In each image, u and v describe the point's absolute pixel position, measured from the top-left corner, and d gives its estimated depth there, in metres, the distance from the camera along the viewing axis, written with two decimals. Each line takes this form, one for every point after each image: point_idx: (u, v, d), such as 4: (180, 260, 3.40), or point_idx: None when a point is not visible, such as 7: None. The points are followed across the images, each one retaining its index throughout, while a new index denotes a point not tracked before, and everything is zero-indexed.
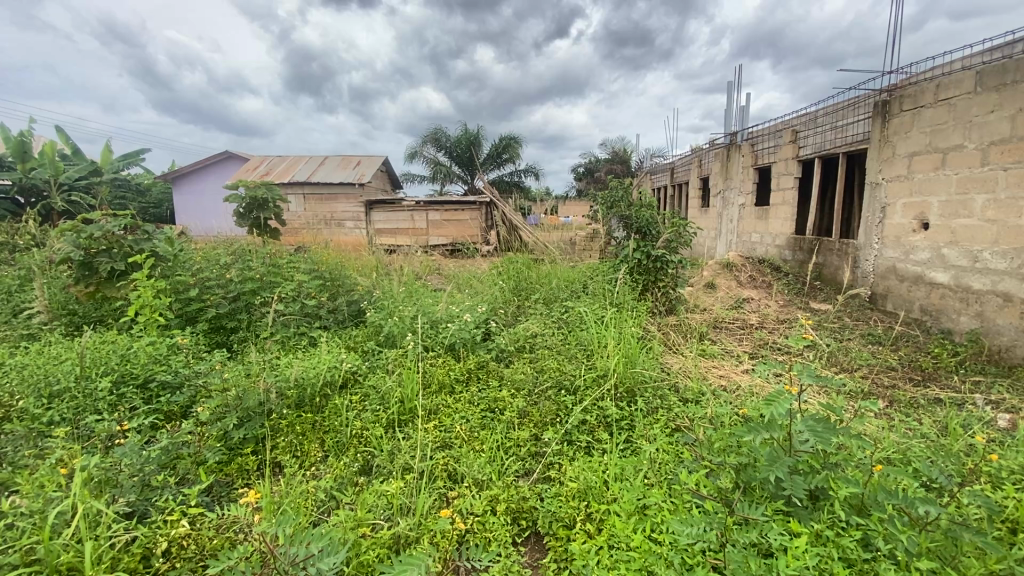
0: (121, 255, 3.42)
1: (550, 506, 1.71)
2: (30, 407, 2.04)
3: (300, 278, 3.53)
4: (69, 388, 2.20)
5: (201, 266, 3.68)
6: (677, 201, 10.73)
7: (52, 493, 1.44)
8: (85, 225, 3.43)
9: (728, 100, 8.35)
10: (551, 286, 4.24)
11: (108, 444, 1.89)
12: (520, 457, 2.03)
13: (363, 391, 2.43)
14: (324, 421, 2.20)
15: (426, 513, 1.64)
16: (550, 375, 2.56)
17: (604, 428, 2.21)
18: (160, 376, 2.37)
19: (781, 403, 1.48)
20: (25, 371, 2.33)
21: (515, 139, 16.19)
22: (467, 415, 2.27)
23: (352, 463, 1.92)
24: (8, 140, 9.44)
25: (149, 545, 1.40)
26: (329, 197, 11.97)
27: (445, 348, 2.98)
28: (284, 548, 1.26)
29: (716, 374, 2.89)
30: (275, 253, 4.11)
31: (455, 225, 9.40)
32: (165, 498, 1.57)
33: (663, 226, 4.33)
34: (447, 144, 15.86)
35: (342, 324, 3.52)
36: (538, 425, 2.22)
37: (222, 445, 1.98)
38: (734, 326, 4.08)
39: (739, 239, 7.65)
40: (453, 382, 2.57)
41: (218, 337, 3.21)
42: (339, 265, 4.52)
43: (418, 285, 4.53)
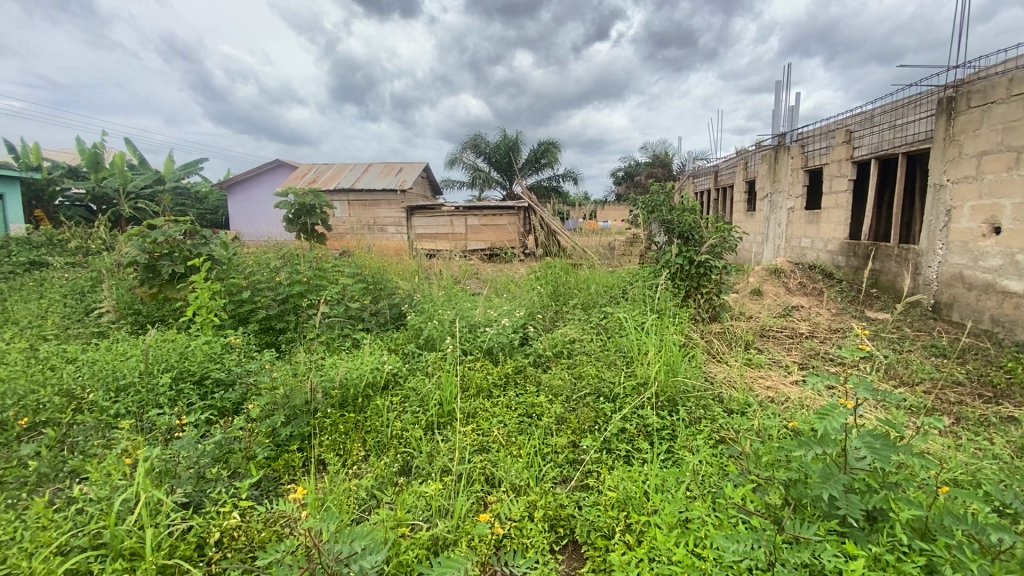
0: (181, 258, 3.66)
1: (589, 515, 1.68)
2: (99, 400, 2.18)
3: (344, 281, 3.62)
4: (134, 383, 2.34)
5: (252, 270, 3.84)
6: (722, 204, 10.40)
7: (118, 482, 1.54)
8: (150, 230, 3.69)
9: (777, 100, 8.06)
10: (590, 292, 4.20)
11: (167, 437, 2.01)
12: (557, 463, 2.01)
13: (403, 393, 2.46)
14: (365, 421, 2.23)
15: (464, 516, 1.65)
16: (588, 382, 2.53)
17: (645, 437, 2.15)
18: (215, 373, 2.48)
19: (835, 417, 1.38)
20: (96, 365, 2.50)
21: (554, 144, 16.14)
22: (505, 419, 2.26)
23: (391, 464, 1.94)
24: (83, 151, 10.23)
25: (202, 535, 1.45)
26: (372, 203, 12.34)
27: (483, 352, 2.99)
28: (328, 544, 1.28)
29: (763, 385, 2.76)
30: (321, 257, 4.25)
31: (493, 230, 9.45)
32: (218, 490, 1.65)
33: (707, 231, 4.20)
34: (486, 150, 16.01)
35: (383, 327, 3.58)
36: (576, 432, 2.19)
37: (271, 442, 2.04)
38: (783, 336, 3.90)
39: (787, 244, 7.34)
40: (491, 386, 2.57)
41: (268, 338, 3.33)
42: (381, 270, 4.63)
43: (457, 290, 4.55)
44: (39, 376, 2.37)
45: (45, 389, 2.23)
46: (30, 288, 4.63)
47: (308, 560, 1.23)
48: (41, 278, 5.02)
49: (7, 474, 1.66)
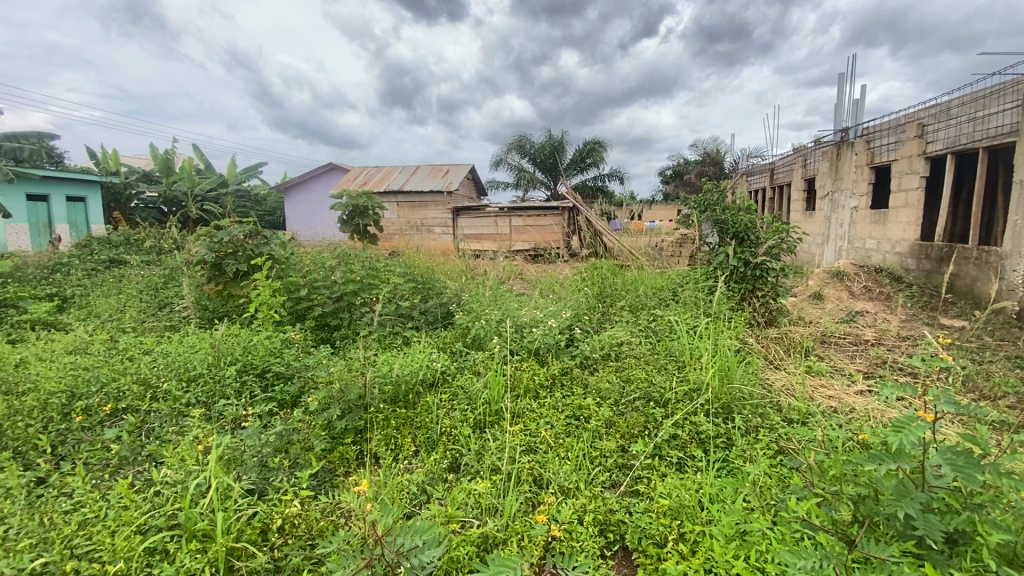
0: (245, 257, 3.89)
1: (640, 521, 1.64)
2: (173, 389, 2.34)
3: (395, 280, 3.72)
4: (202, 374, 2.49)
5: (309, 268, 3.99)
6: (778, 203, 9.94)
7: (191, 467, 1.64)
8: (217, 231, 3.92)
9: (839, 93, 7.64)
10: (638, 294, 4.12)
11: (233, 426, 2.14)
12: (606, 467, 1.97)
13: (451, 390, 2.49)
14: (415, 417, 2.27)
15: (514, 516, 1.65)
16: (638, 386, 2.48)
17: (698, 445, 2.09)
18: (276, 367, 2.61)
19: (913, 432, 1.29)
20: (170, 357, 2.67)
21: (600, 143, 15.92)
22: (552, 421, 2.25)
23: (441, 460, 1.97)
24: (155, 156, 10.91)
25: (265, 521, 1.51)
26: (419, 204, 12.63)
27: (530, 352, 2.98)
28: (392, 537, 1.31)
29: (825, 395, 2.62)
30: (373, 257, 4.37)
31: (538, 230, 9.42)
32: (279, 479, 1.72)
33: (764, 231, 4.03)
34: (531, 151, 16.02)
35: (431, 325, 3.64)
36: (625, 437, 2.15)
37: (326, 434, 2.10)
38: (846, 342, 3.68)
39: (850, 245, 6.93)
40: (538, 387, 2.57)
41: (323, 334, 3.47)
42: (429, 270, 4.71)
43: (504, 290, 4.57)
44: (120, 365, 2.57)
45: (126, 377, 2.43)
46: (111, 283, 5.04)
47: (366, 548, 1.27)
48: (121, 274, 5.44)
49: (94, 457, 1.83)
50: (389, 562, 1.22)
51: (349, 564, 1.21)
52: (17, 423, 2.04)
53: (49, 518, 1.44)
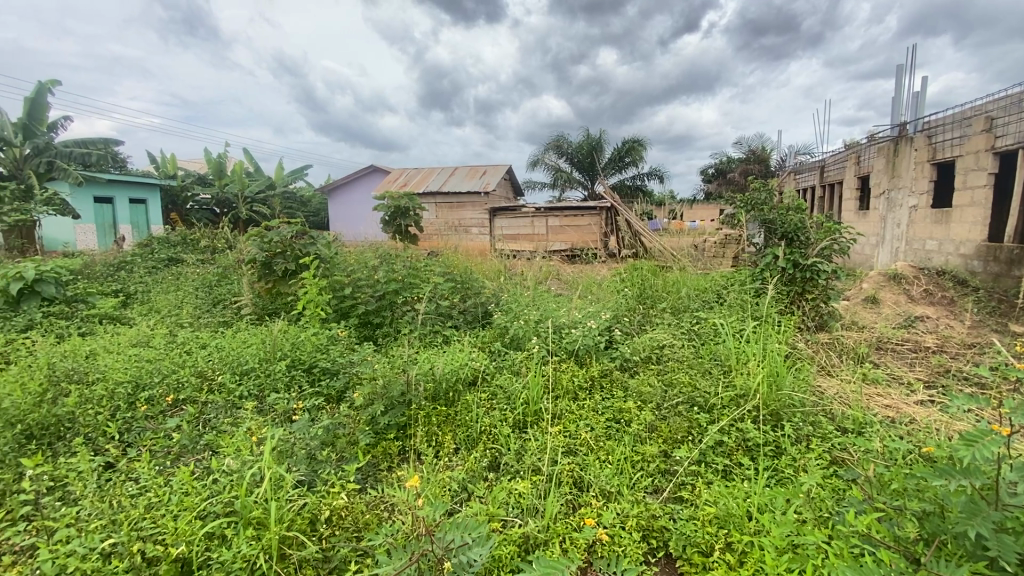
0: (293, 257, 4.04)
1: (685, 529, 1.60)
2: (227, 382, 2.46)
3: (435, 280, 3.77)
4: (254, 368, 2.60)
5: (352, 267, 4.09)
6: (828, 202, 9.50)
7: (247, 457, 1.72)
8: (267, 231, 4.09)
9: (897, 86, 7.24)
10: (680, 295, 4.03)
11: (284, 419, 2.22)
12: (648, 472, 1.94)
13: (491, 390, 2.50)
14: (455, 415, 2.29)
15: (555, 518, 1.65)
16: (681, 391, 2.43)
17: (744, 453, 2.03)
18: (322, 362, 2.70)
19: (985, 447, 1.20)
20: (225, 351, 2.80)
21: (639, 142, 15.64)
22: (592, 423, 2.23)
23: (481, 459, 1.99)
24: (210, 160, 11.51)
25: (314, 511, 1.56)
26: (457, 205, 12.80)
27: (569, 353, 2.96)
28: (440, 534, 1.32)
29: (882, 404, 2.49)
30: (413, 257, 4.44)
31: (575, 230, 9.35)
32: (327, 472, 1.78)
33: (814, 232, 3.87)
34: (569, 150, 15.91)
35: (470, 325, 3.67)
36: (668, 442, 2.11)
37: (371, 429, 2.15)
38: (904, 349, 3.49)
39: (908, 246, 6.56)
40: (577, 389, 2.55)
41: (366, 331, 3.56)
42: (468, 270, 4.74)
43: (541, 290, 4.56)
44: (179, 358, 2.72)
45: (184, 369, 2.56)
46: (170, 280, 5.33)
47: (412, 541, 1.30)
48: (178, 272, 5.75)
49: (157, 445, 1.95)
50: (437, 557, 1.23)
51: (398, 557, 1.24)
52: (88, 410, 2.20)
53: (119, 501, 1.53)
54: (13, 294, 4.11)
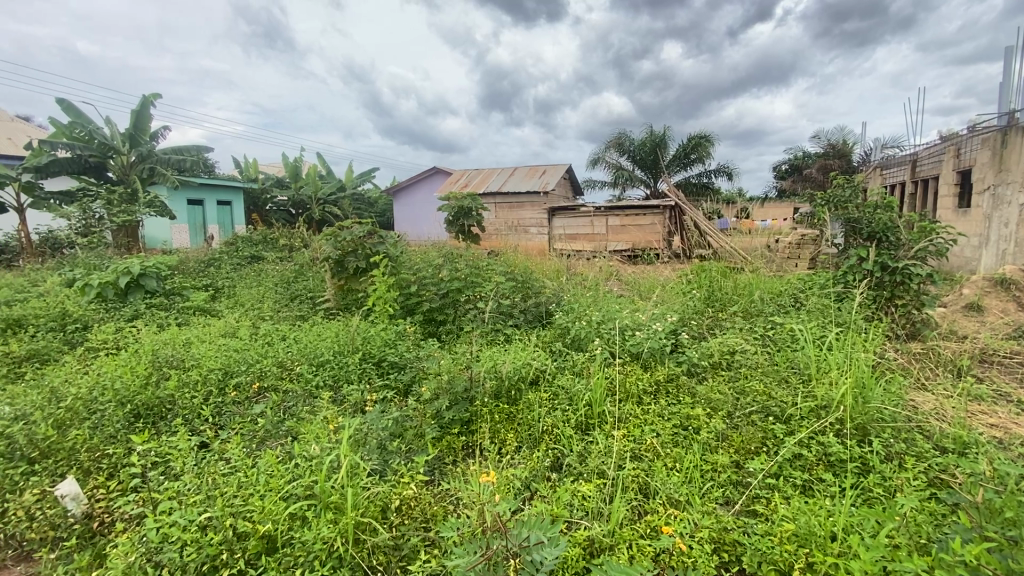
0: (364, 256, 4.23)
1: (760, 544, 1.51)
2: (305, 372, 2.62)
3: (497, 279, 3.81)
4: (329, 360, 2.75)
5: (418, 266, 4.19)
6: (921, 200, 8.68)
7: (325, 445, 1.82)
8: (340, 231, 4.31)
9: (1008, 69, 6.49)
10: (752, 298, 3.84)
11: (357, 410, 2.33)
12: (718, 483, 1.86)
13: (553, 390, 2.49)
14: (517, 413, 2.31)
15: (621, 523, 1.62)
16: (754, 399, 2.31)
17: (826, 468, 1.90)
18: (390, 356, 2.80)
19: None
20: (302, 343, 2.98)
21: (706, 138, 15.02)
22: (658, 429, 2.17)
23: (544, 459, 1.99)
24: (287, 163, 12.29)
25: (385, 500, 1.61)
26: (517, 205, 12.89)
27: (632, 356, 2.89)
28: (513, 530, 1.33)
29: (988, 423, 2.24)
30: (475, 256, 4.51)
31: (636, 230, 9.10)
32: (397, 463, 1.85)
33: (906, 232, 3.55)
34: (631, 148, 15.56)
35: (531, 324, 3.68)
36: (740, 452, 2.02)
37: (436, 422, 2.21)
38: (1014, 363, 3.12)
39: (1019, 248, 5.86)
40: (641, 393, 2.48)
41: (430, 328, 3.66)
42: (528, 269, 4.76)
43: (603, 291, 4.48)
44: (263, 348, 2.92)
45: (267, 359, 2.76)
46: (253, 276, 5.74)
47: (483, 536, 1.32)
48: (260, 269, 6.17)
49: (245, 428, 2.12)
50: (508, 554, 1.24)
51: (473, 550, 1.27)
52: (187, 394, 2.42)
53: (214, 477, 1.68)
54: (122, 287, 4.58)
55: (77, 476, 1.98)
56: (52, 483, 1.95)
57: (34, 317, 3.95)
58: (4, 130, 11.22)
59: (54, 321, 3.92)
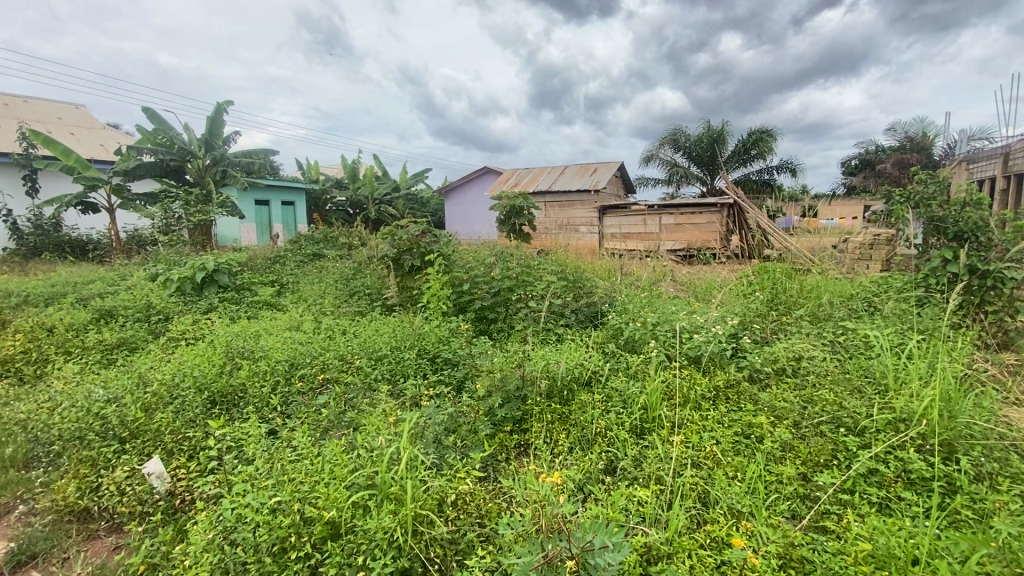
0: (418, 254, 4.36)
1: (831, 562, 1.43)
2: (364, 365, 2.71)
3: (548, 278, 3.80)
4: (386, 354, 2.84)
5: (470, 265, 4.25)
6: (1015, 196, 7.88)
7: (384, 438, 1.88)
8: (397, 230, 4.45)
9: None
10: (820, 302, 3.62)
11: (413, 404, 2.40)
12: (783, 496, 1.78)
13: (606, 391, 2.46)
14: (570, 414, 2.29)
15: (679, 532, 1.58)
16: (824, 409, 2.18)
17: (905, 486, 1.77)
18: (444, 353, 2.86)
19: None
20: (362, 337, 3.10)
21: (768, 132, 14.32)
22: (717, 436, 2.09)
23: (597, 461, 1.97)
24: (347, 165, 12.88)
25: (442, 494, 1.65)
26: (567, 204, 12.83)
27: (689, 359, 2.80)
28: (577, 533, 1.32)
29: None
30: (526, 255, 4.52)
31: (691, 229, 8.82)
32: (453, 457, 1.89)
33: (999, 232, 3.24)
34: (686, 144, 15.07)
35: (582, 324, 3.64)
36: (808, 464, 1.91)
37: (489, 420, 2.23)
38: None
39: None
40: (699, 398, 2.40)
41: (481, 326, 3.70)
42: (579, 268, 4.72)
43: (657, 292, 4.37)
44: (325, 342, 3.06)
45: (330, 352, 2.88)
46: (314, 273, 6.01)
47: (541, 537, 1.32)
48: (321, 266, 6.47)
49: (310, 418, 2.23)
50: (567, 556, 1.23)
51: (533, 550, 1.28)
52: (257, 383, 2.57)
53: (282, 463, 1.78)
54: (198, 281, 4.93)
55: (161, 457, 2.15)
56: (140, 462, 2.15)
57: (123, 308, 4.31)
58: (98, 138, 12.33)
59: (140, 312, 4.28)
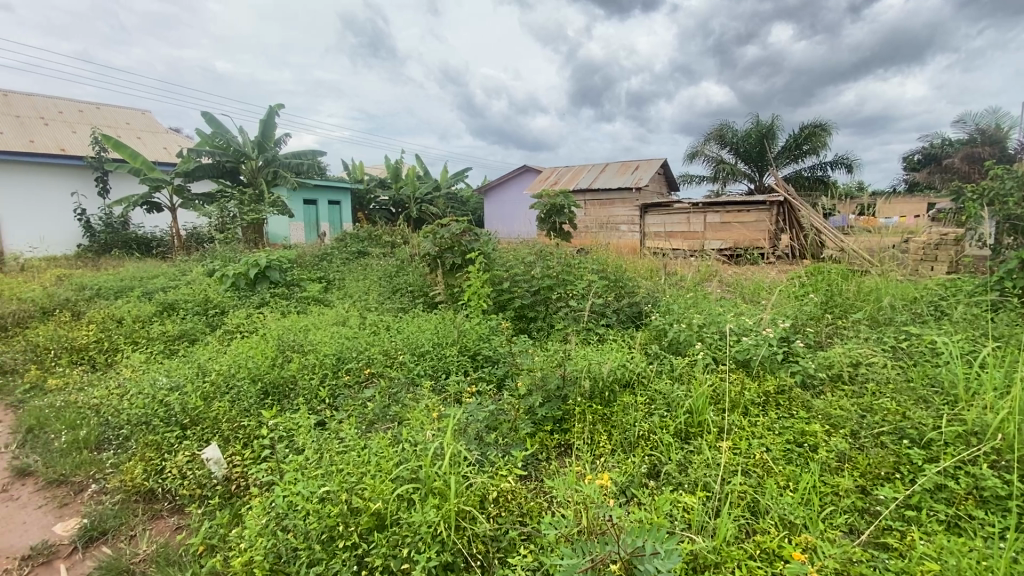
0: (459, 253, 4.43)
1: None
2: (408, 360, 2.77)
3: (590, 278, 3.77)
4: (429, 350, 2.89)
5: (511, 263, 4.27)
6: None
7: (428, 433, 1.91)
8: (439, 228, 4.52)
9: None
10: (880, 305, 3.42)
11: (455, 400, 2.43)
12: (840, 509, 1.69)
13: (649, 394, 2.41)
14: (612, 416, 2.26)
15: (728, 541, 1.53)
16: (885, 418, 2.07)
17: (977, 504, 1.65)
18: (485, 350, 2.88)
19: None
20: (405, 334, 3.17)
21: (822, 126, 13.65)
22: (767, 443, 2.01)
23: (640, 465, 1.94)
24: (391, 164, 13.16)
25: (484, 492, 1.66)
26: (608, 202, 12.69)
27: (737, 362, 2.71)
28: (624, 537, 1.30)
29: None
30: (567, 254, 4.49)
31: (738, 227, 8.52)
32: (495, 454, 1.91)
33: None
34: (733, 140, 14.57)
35: (624, 324, 3.58)
36: (867, 477, 1.81)
37: (530, 418, 2.23)
38: None
39: None
40: (748, 404, 2.32)
41: (521, 324, 3.70)
42: (621, 267, 4.65)
43: (702, 293, 4.25)
44: (370, 337, 3.14)
45: (375, 347, 2.96)
46: (359, 270, 6.18)
47: (586, 541, 1.31)
48: (366, 263, 6.65)
49: (356, 411, 2.30)
50: (613, 559, 1.22)
51: (580, 552, 1.27)
52: (307, 376, 2.67)
53: (331, 454, 1.84)
54: (252, 277, 5.17)
55: (218, 443, 2.27)
56: (200, 447, 2.28)
57: (184, 302, 4.58)
58: (162, 141, 13.12)
59: (199, 306, 4.52)
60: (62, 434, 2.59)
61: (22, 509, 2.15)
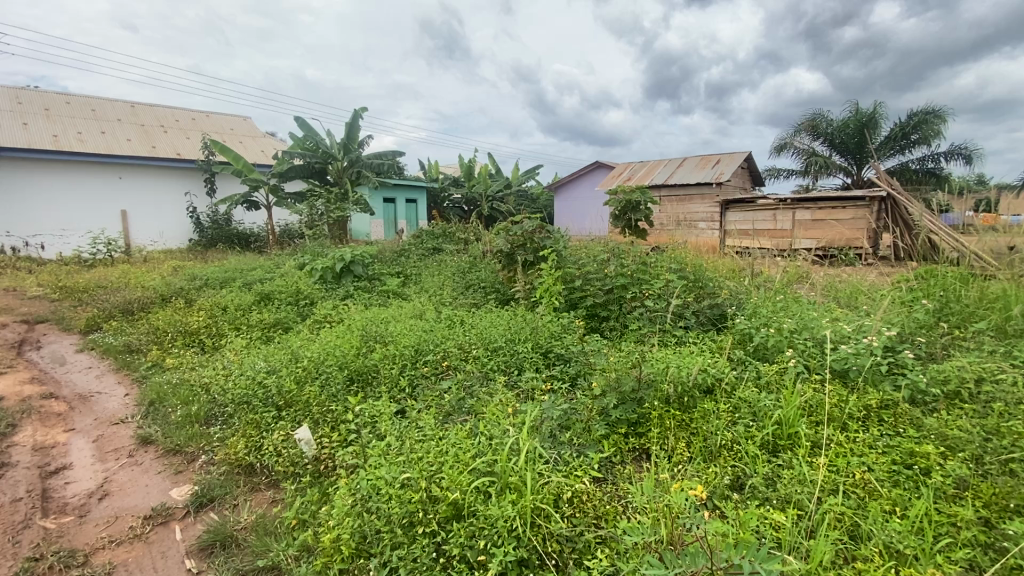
0: (532, 249, 4.47)
1: None
2: (482, 355, 2.83)
3: (668, 277, 3.65)
4: (502, 346, 2.93)
5: (584, 261, 4.23)
6: None
7: (505, 429, 1.95)
8: (513, 225, 4.57)
9: None
10: (1007, 314, 3.02)
11: (529, 396, 2.46)
12: (958, 541, 1.52)
13: (733, 402, 2.28)
14: (692, 422, 2.18)
15: (824, 565, 1.43)
16: (1016, 443, 1.82)
17: None
18: (557, 348, 2.87)
19: None
20: (479, 329, 3.23)
21: (935, 112, 12.24)
22: (869, 462, 1.85)
23: (723, 476, 1.86)
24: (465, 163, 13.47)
25: (559, 491, 1.66)
26: (686, 198, 12.20)
27: (834, 373, 2.51)
28: (714, 551, 1.24)
29: None
30: (643, 252, 4.37)
31: (833, 225, 7.86)
32: (569, 454, 1.90)
33: None
34: (828, 130, 13.44)
35: (704, 327, 3.42)
36: (992, 509, 1.61)
37: (603, 420, 2.19)
38: None
39: None
40: (846, 418, 2.14)
41: (593, 323, 3.65)
42: (700, 266, 4.45)
43: (790, 295, 3.97)
44: (446, 331, 3.25)
45: (450, 341, 3.04)
46: (434, 266, 6.39)
47: (672, 551, 1.27)
48: (441, 259, 6.84)
49: (434, 402, 2.39)
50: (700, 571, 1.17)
51: (664, 562, 1.25)
52: (388, 366, 2.81)
53: (411, 442, 1.92)
54: (337, 271, 5.49)
55: (309, 425, 2.45)
56: (294, 427, 2.47)
57: (278, 292, 4.97)
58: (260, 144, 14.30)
59: (291, 296, 4.88)
60: (178, 408, 2.91)
61: (145, 473, 2.44)
